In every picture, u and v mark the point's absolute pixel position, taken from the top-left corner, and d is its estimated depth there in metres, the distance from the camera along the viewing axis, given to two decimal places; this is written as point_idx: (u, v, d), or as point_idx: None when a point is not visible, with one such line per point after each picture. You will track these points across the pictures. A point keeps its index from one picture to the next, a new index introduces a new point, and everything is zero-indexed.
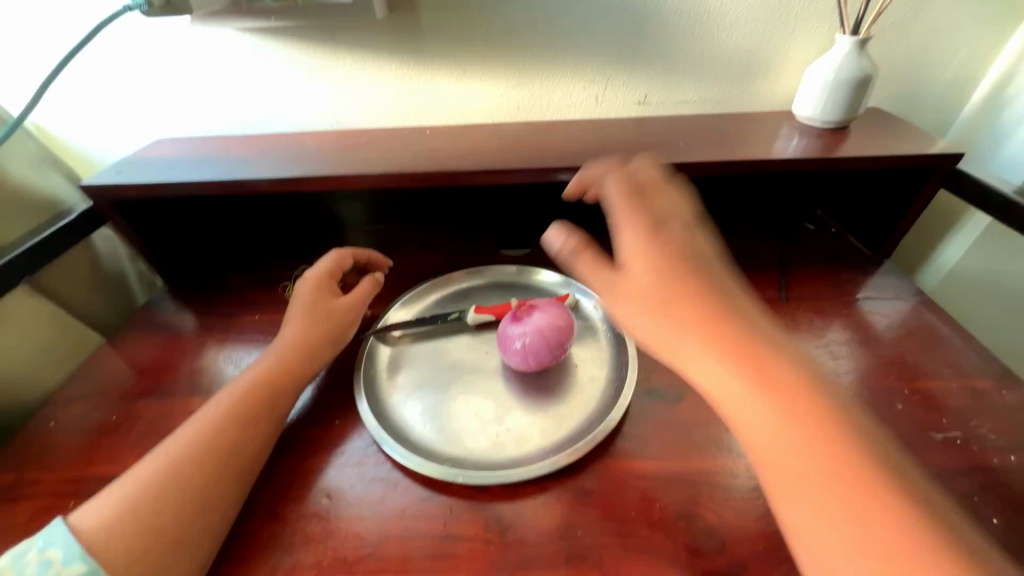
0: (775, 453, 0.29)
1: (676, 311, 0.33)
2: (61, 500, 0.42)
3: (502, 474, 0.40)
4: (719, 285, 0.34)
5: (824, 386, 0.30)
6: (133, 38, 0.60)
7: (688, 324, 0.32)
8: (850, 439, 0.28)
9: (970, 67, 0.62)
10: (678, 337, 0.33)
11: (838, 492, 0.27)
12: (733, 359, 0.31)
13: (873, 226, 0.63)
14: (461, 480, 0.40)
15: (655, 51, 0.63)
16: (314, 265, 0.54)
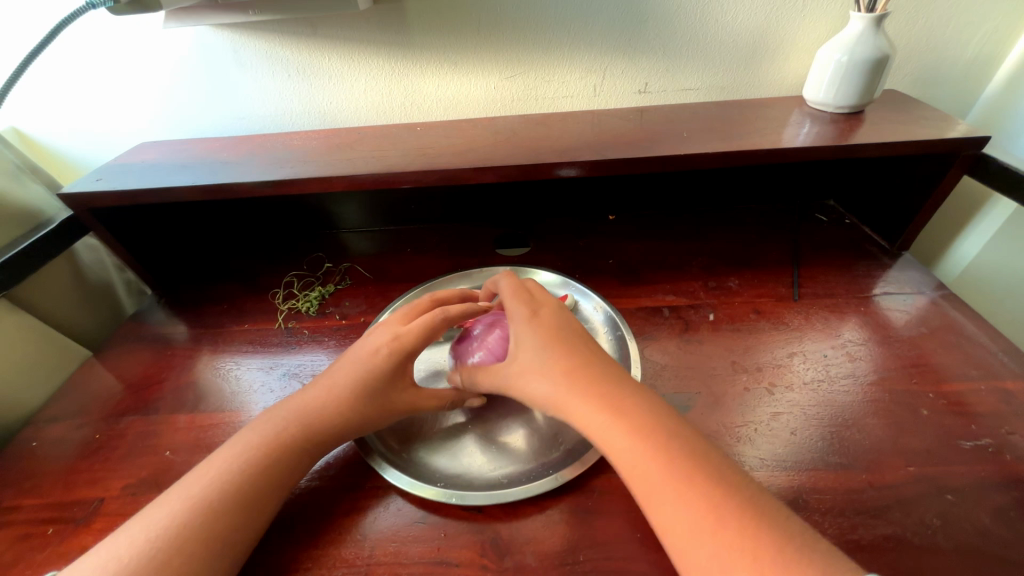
0: (682, 535, 0.29)
1: (558, 369, 0.37)
2: (41, 526, 0.40)
3: (501, 492, 0.38)
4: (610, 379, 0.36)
5: (708, 462, 0.31)
6: (107, 39, 0.58)
7: (565, 380, 0.36)
8: (743, 511, 0.29)
9: (994, 43, 0.58)
10: (556, 390, 0.36)
11: (709, 524, 0.29)
12: (605, 410, 0.34)
13: (890, 217, 0.59)
14: (455, 500, 0.38)
15: (656, 36, 0.59)
16: (388, 326, 0.42)
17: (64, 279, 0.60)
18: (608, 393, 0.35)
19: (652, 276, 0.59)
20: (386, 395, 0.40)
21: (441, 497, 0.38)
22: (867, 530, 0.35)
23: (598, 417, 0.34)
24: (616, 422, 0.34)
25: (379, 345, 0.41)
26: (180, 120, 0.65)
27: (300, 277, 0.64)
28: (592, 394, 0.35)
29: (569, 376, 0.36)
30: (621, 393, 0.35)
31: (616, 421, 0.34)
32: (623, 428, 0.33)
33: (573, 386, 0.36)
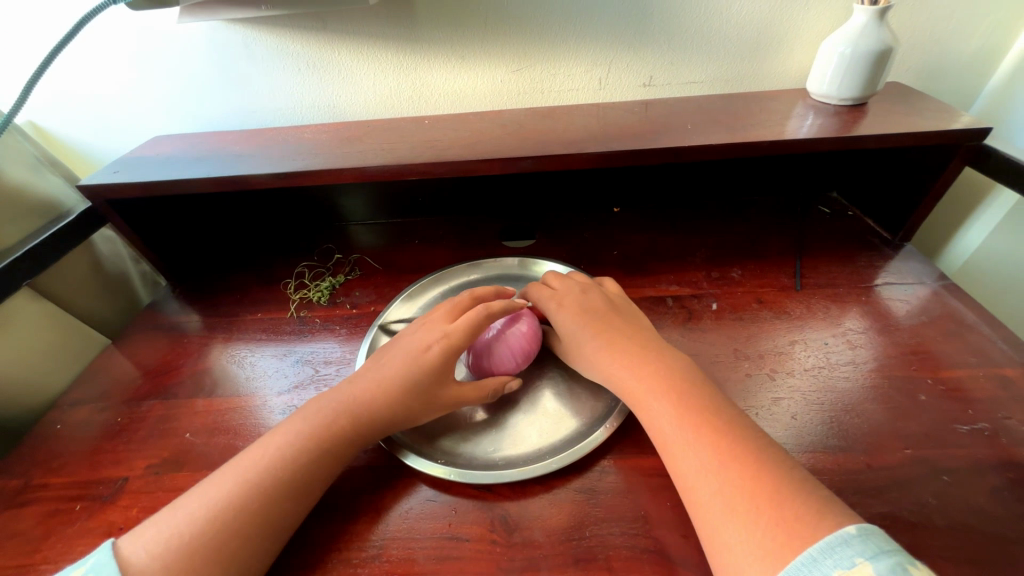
0: (700, 479, 0.32)
1: (602, 336, 0.43)
2: (67, 503, 0.42)
3: (498, 474, 0.39)
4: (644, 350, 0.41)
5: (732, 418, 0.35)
6: (123, 34, 0.59)
7: (608, 344, 0.42)
8: (757, 457, 0.32)
9: (998, 36, 0.58)
10: (597, 353, 0.42)
11: (718, 463, 0.32)
12: (636, 369, 0.40)
13: (892, 208, 0.60)
14: (456, 478, 0.39)
15: (661, 30, 0.60)
16: (440, 329, 0.43)
17: (82, 269, 0.62)
18: (641, 356, 0.40)
19: (656, 267, 0.60)
20: (412, 390, 0.41)
21: (441, 475, 0.39)
22: (864, 509, 0.36)
23: (628, 375, 0.40)
24: (644, 379, 0.39)
25: (432, 347, 0.42)
26: (193, 113, 0.66)
27: (310, 268, 0.66)
28: (628, 356, 0.41)
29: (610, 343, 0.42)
30: (654, 357, 0.40)
31: (644, 377, 0.39)
32: (650, 384, 0.38)
33: (611, 350, 0.42)
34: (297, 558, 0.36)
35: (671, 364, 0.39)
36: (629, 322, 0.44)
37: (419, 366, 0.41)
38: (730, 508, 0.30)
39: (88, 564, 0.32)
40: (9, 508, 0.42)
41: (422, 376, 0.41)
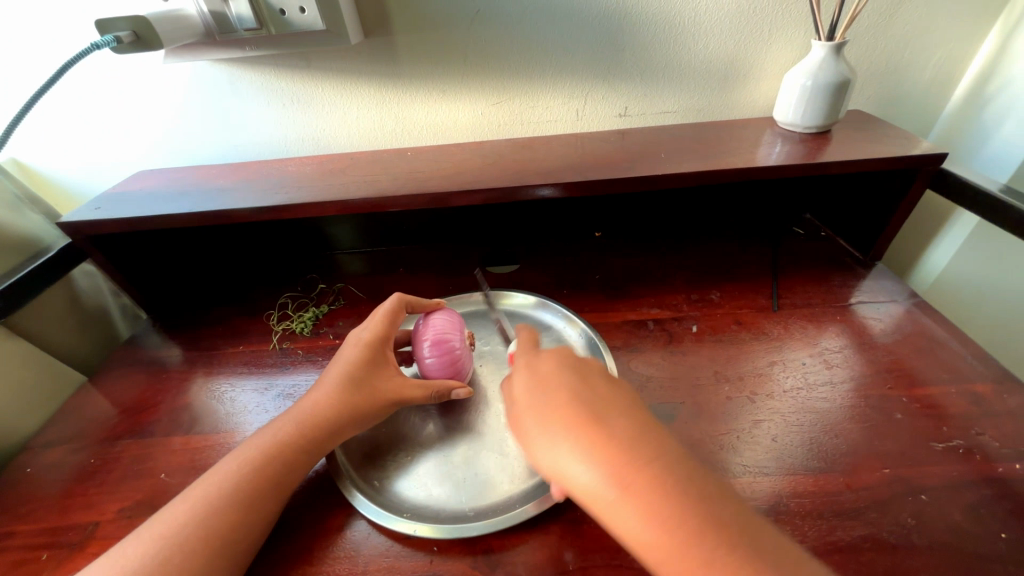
0: None
1: (573, 427, 0.31)
2: (35, 552, 0.40)
3: (466, 526, 0.37)
4: (614, 446, 0.30)
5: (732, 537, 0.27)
6: (107, 73, 0.60)
7: (577, 441, 0.31)
8: None
9: (949, 66, 0.62)
10: (567, 452, 0.31)
11: None
12: (621, 479, 0.29)
13: (861, 229, 0.62)
14: (420, 533, 0.37)
15: (633, 64, 0.63)
16: (367, 324, 0.46)
17: (59, 305, 0.61)
18: (618, 471, 0.29)
19: (637, 290, 0.61)
20: None
21: (408, 530, 0.38)
22: (845, 532, 0.36)
23: (616, 491, 0.29)
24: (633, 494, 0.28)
25: (361, 339, 0.45)
26: (178, 148, 0.67)
27: (294, 298, 0.66)
28: (612, 454, 0.30)
29: (585, 433, 0.31)
30: (644, 454, 0.30)
31: (635, 494, 0.28)
32: (638, 508, 0.28)
33: (589, 449, 0.30)
34: None
35: (665, 461, 0.29)
36: (600, 394, 0.33)
37: (355, 361, 0.43)
38: None
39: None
40: None
41: (359, 371, 0.43)
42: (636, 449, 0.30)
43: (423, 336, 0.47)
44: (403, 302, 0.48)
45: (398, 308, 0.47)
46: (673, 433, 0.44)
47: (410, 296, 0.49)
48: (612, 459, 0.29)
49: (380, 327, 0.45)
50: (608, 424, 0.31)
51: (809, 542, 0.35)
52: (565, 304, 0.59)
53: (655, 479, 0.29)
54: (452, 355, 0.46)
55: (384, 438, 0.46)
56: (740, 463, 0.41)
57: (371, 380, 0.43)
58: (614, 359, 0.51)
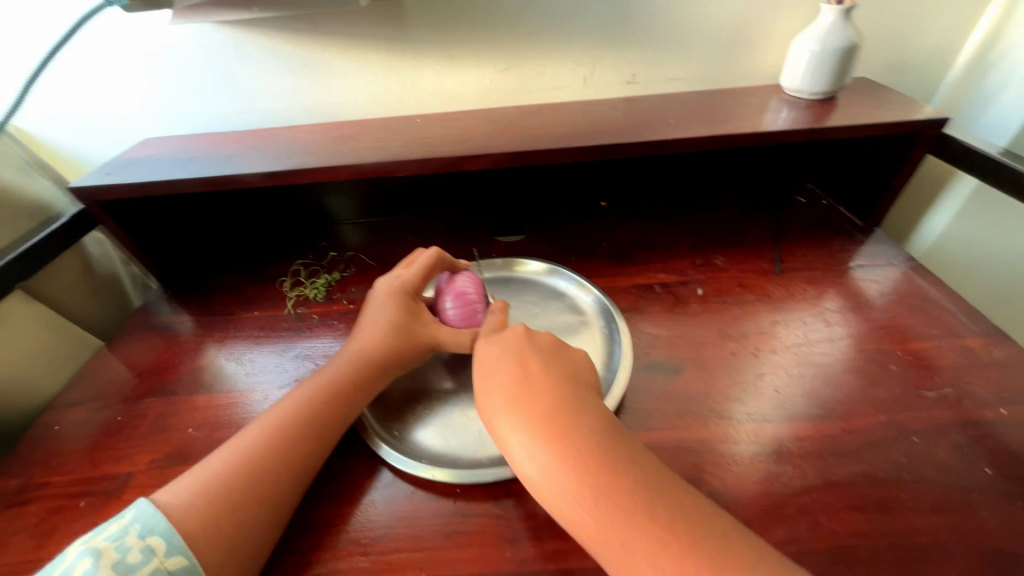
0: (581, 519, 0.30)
1: (515, 415, 0.34)
2: (70, 500, 0.42)
3: (484, 471, 0.39)
4: (534, 393, 0.35)
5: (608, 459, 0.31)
6: (113, 35, 0.59)
7: (505, 394, 0.36)
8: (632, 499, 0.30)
9: (953, 33, 0.63)
10: (494, 404, 0.36)
11: (592, 509, 0.30)
12: (553, 465, 0.32)
13: (862, 195, 0.63)
14: (441, 477, 0.39)
15: (642, 30, 0.63)
16: (401, 273, 0.50)
17: (73, 272, 0.61)
18: (534, 412, 0.34)
19: (643, 256, 0.62)
20: None
21: (429, 475, 0.39)
22: (843, 470, 0.39)
23: (542, 464, 0.32)
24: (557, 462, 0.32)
25: (393, 288, 0.48)
26: (184, 115, 0.67)
27: (305, 266, 0.66)
28: (523, 403, 0.35)
29: (528, 417, 0.34)
30: (573, 440, 0.32)
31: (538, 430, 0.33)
32: (536, 442, 0.33)
33: (525, 427, 0.34)
34: (308, 540, 0.37)
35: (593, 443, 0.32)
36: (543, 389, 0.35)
37: (396, 311, 0.46)
38: (629, 545, 0.29)
39: (128, 519, 0.33)
40: (9, 507, 0.42)
41: (400, 321, 0.46)
42: (567, 436, 0.32)
43: (446, 292, 0.49)
44: (439, 259, 0.50)
45: (433, 265, 0.50)
46: (682, 386, 0.46)
47: (447, 254, 0.51)
48: (520, 407, 0.34)
49: (416, 279, 0.48)
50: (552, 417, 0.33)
51: (809, 479, 0.38)
52: (574, 269, 0.61)
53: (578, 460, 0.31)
54: (473, 309, 0.48)
55: (406, 393, 0.47)
56: (745, 413, 0.43)
57: (410, 330, 0.46)
58: (624, 320, 0.53)
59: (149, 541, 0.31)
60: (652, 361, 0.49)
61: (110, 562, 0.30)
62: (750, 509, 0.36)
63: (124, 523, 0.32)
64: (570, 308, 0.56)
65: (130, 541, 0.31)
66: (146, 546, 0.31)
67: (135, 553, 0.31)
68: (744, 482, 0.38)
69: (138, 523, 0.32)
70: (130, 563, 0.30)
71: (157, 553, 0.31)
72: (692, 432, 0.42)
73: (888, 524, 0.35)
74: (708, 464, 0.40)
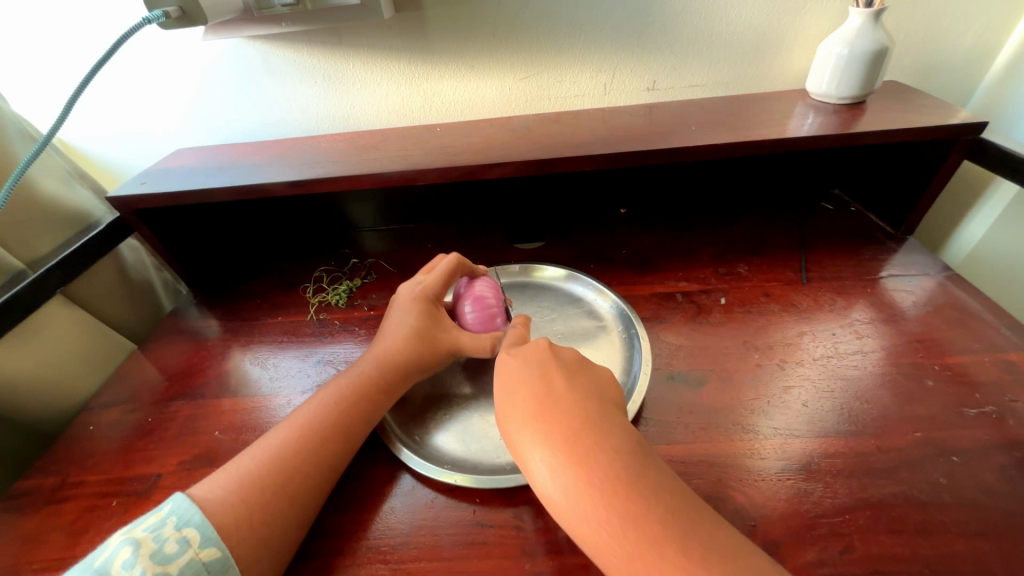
0: (602, 543, 0.29)
1: (534, 430, 0.33)
2: (104, 499, 0.43)
3: (505, 477, 0.39)
4: (561, 408, 0.33)
5: (635, 485, 0.29)
6: (150, 51, 0.62)
7: (526, 409, 0.34)
8: (659, 526, 0.28)
9: (990, 35, 0.60)
10: (513, 421, 0.34)
11: (615, 534, 0.28)
12: (575, 486, 0.30)
13: (894, 202, 0.61)
14: (462, 483, 0.39)
15: (663, 37, 0.62)
16: (421, 279, 0.50)
17: (109, 277, 0.64)
18: (559, 426, 0.32)
19: (664, 264, 0.61)
20: None
21: (450, 481, 0.40)
22: (876, 489, 0.37)
23: (561, 485, 0.30)
24: (580, 494, 0.30)
25: (413, 294, 0.49)
26: (215, 126, 0.69)
27: (328, 272, 0.68)
28: (545, 420, 0.33)
29: (548, 434, 0.32)
30: (600, 463, 0.30)
31: (561, 449, 0.31)
32: (558, 461, 0.31)
33: (546, 448, 0.32)
34: (329, 545, 0.37)
35: (620, 466, 0.30)
36: (569, 406, 0.33)
37: (418, 315, 0.47)
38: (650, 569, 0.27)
39: (166, 511, 0.34)
40: (48, 504, 0.44)
41: (421, 325, 0.46)
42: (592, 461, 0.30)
43: (466, 297, 0.49)
44: (459, 264, 0.51)
45: (453, 270, 0.50)
46: (704, 398, 0.45)
47: (466, 260, 0.52)
48: (540, 423, 0.33)
49: (437, 285, 0.49)
50: (577, 435, 0.31)
51: (839, 498, 0.37)
52: (593, 277, 0.60)
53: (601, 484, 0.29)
54: (492, 314, 0.48)
55: (426, 398, 0.48)
56: (771, 426, 0.42)
57: (431, 334, 0.46)
58: (644, 329, 0.52)
59: (185, 533, 0.32)
60: (674, 372, 0.48)
61: (148, 553, 0.31)
62: (778, 528, 0.35)
63: (161, 515, 0.33)
64: (589, 314, 0.56)
65: (166, 532, 0.32)
66: (181, 538, 0.32)
67: (172, 544, 0.31)
68: (770, 499, 0.37)
69: (175, 516, 0.33)
70: (166, 554, 0.31)
71: (193, 545, 0.32)
72: (715, 446, 0.41)
73: (927, 548, 0.34)
74: (733, 479, 0.39)
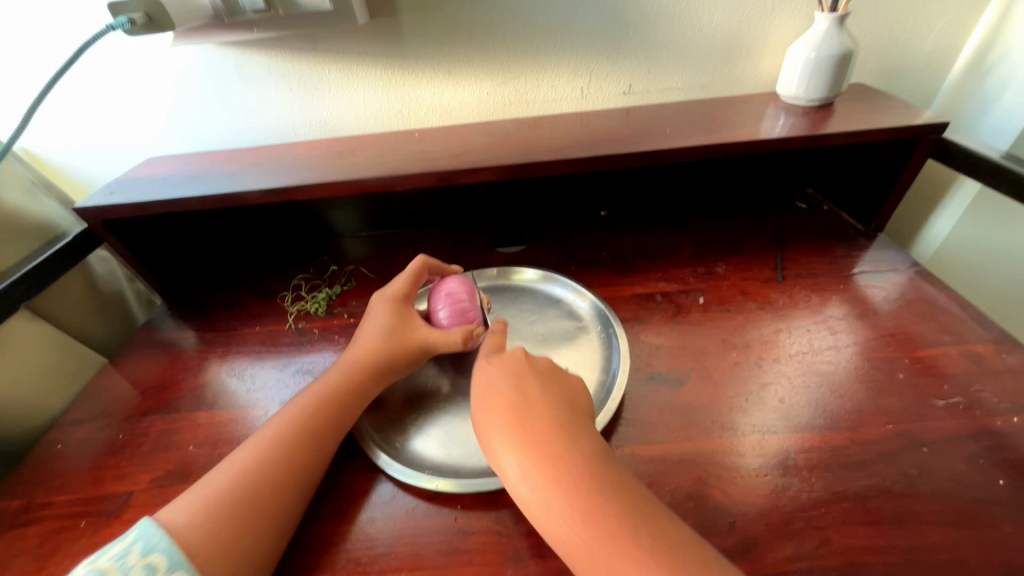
0: (541, 509, 0.31)
1: (502, 417, 0.35)
2: (72, 520, 0.42)
3: (486, 481, 0.39)
4: (529, 394, 0.36)
5: (584, 468, 0.32)
6: (117, 58, 0.60)
7: (498, 399, 0.36)
8: (597, 502, 0.30)
9: (949, 37, 0.63)
10: (484, 407, 0.37)
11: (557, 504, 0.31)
12: (530, 460, 0.32)
13: (864, 200, 0.63)
14: (444, 488, 0.39)
15: (636, 41, 0.63)
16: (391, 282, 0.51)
17: (76, 290, 0.62)
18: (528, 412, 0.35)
19: (644, 265, 0.62)
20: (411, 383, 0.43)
21: (431, 487, 0.39)
22: (852, 482, 0.38)
23: (516, 459, 0.33)
24: (534, 466, 0.32)
25: (383, 296, 0.49)
26: (187, 134, 0.68)
27: (307, 280, 0.67)
28: (510, 407, 0.35)
29: (511, 419, 0.35)
30: (558, 449, 0.33)
31: (525, 429, 0.34)
32: (517, 441, 0.34)
33: (510, 431, 0.34)
34: (308, 559, 0.36)
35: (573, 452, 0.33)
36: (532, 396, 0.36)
37: (388, 315, 0.47)
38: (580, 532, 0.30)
39: (131, 538, 0.32)
40: (13, 528, 0.42)
41: (392, 324, 0.47)
42: (552, 443, 0.33)
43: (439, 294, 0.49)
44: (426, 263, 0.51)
45: (421, 270, 0.51)
46: (684, 397, 0.46)
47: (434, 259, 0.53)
48: (506, 410, 0.35)
49: (406, 285, 0.50)
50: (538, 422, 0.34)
51: (817, 493, 0.37)
52: (574, 279, 0.61)
53: (557, 466, 0.32)
54: (465, 310, 0.48)
55: (407, 403, 0.47)
56: (750, 423, 0.43)
57: (401, 332, 0.46)
58: (625, 331, 0.53)
59: (151, 559, 0.31)
60: (654, 373, 0.48)
61: None
62: (759, 526, 0.36)
63: (126, 542, 0.32)
64: (569, 315, 0.56)
65: (132, 560, 0.31)
66: (146, 564, 0.31)
67: (138, 572, 0.30)
68: (750, 496, 0.37)
69: (140, 543, 0.32)
70: None
71: (159, 569, 0.31)
72: (697, 445, 0.41)
73: (902, 539, 0.34)
74: (713, 477, 0.39)
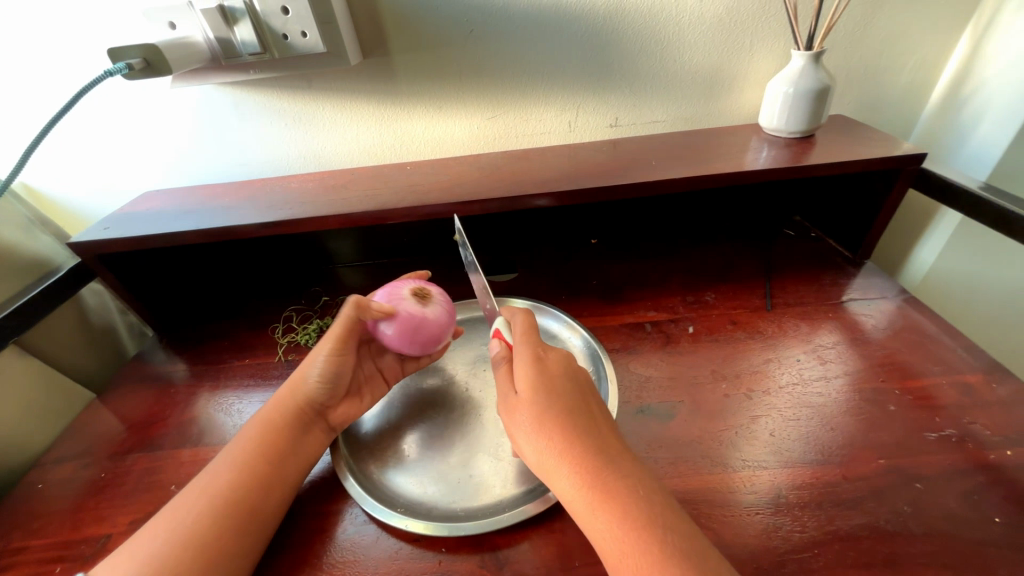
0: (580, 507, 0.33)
1: (546, 420, 0.36)
2: (48, 565, 0.41)
3: (464, 525, 0.38)
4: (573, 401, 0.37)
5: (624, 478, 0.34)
6: (117, 98, 0.62)
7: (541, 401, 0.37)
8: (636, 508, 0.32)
9: (924, 71, 0.65)
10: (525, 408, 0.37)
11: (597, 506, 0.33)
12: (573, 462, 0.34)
13: (850, 228, 0.63)
14: (423, 531, 0.38)
15: (621, 76, 0.65)
16: None
17: (67, 324, 0.62)
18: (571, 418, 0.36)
19: (634, 294, 0.62)
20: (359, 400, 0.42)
21: (408, 529, 0.38)
22: (844, 520, 0.37)
23: (560, 460, 0.35)
24: (576, 468, 0.34)
25: None
26: (183, 169, 0.69)
27: (299, 311, 0.67)
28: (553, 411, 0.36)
29: (556, 422, 0.36)
30: (600, 460, 0.34)
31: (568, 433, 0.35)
32: (562, 445, 0.35)
33: (554, 434, 0.36)
34: None
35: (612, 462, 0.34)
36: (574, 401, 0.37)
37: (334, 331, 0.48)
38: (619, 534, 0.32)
39: None
40: None
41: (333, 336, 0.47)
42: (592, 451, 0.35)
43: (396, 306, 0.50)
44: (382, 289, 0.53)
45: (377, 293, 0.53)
46: (673, 430, 0.45)
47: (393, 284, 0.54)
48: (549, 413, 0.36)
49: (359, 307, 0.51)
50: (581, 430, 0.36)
51: (808, 532, 0.36)
52: (564, 309, 0.61)
53: (597, 472, 0.34)
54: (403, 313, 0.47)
55: (388, 440, 0.47)
56: (740, 458, 0.42)
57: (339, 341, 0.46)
58: (614, 363, 0.52)
59: None
60: (644, 406, 0.48)
61: None
62: (749, 568, 0.35)
63: None
64: (558, 348, 0.56)
65: None
66: None
67: None
68: (741, 536, 0.36)
69: None
70: None
71: None
72: (687, 482, 0.41)
73: None
74: (703, 515, 0.38)
